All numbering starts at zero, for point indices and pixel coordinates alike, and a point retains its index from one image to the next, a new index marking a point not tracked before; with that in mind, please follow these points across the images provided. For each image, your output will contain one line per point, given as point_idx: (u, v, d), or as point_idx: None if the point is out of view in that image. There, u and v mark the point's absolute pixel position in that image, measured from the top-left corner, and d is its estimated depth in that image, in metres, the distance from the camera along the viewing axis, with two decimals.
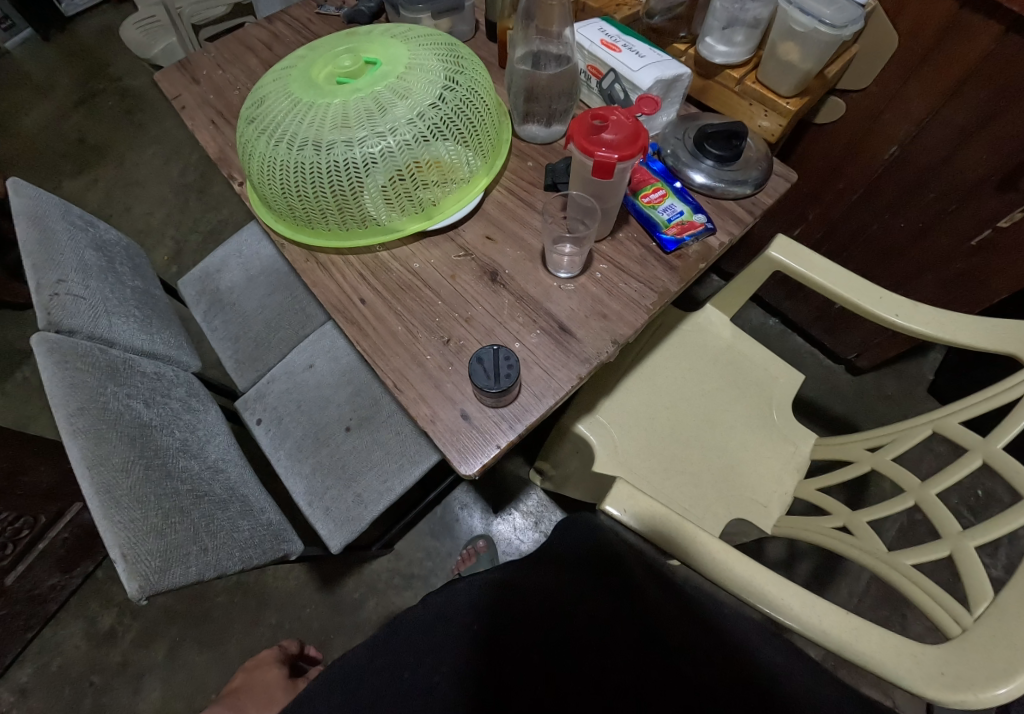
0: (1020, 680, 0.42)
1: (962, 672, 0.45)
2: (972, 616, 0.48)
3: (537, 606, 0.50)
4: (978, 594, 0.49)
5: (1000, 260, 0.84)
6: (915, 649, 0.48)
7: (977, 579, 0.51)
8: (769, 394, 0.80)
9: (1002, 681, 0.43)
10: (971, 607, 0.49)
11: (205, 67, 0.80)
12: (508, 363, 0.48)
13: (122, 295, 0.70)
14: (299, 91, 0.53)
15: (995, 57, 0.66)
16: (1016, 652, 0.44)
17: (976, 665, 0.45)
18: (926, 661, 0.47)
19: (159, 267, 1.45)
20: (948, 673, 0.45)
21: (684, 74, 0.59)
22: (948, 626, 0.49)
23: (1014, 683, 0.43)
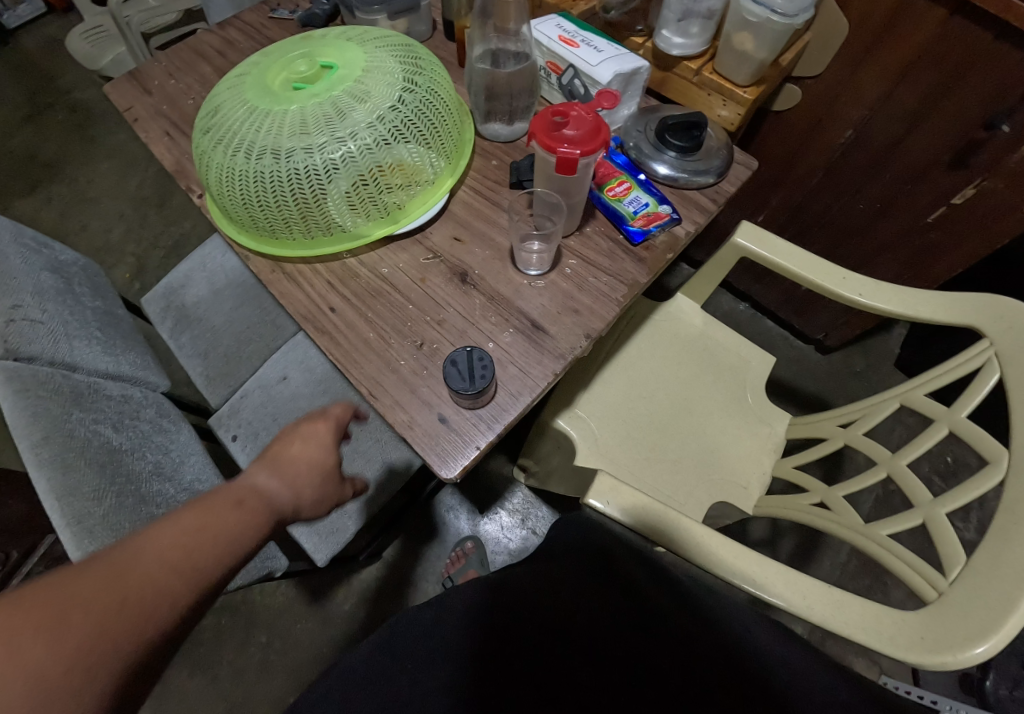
0: (994, 638, 0.44)
1: (940, 636, 0.47)
2: (946, 580, 0.50)
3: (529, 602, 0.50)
4: (951, 558, 0.51)
5: (955, 236, 0.87)
6: (895, 615, 0.50)
7: (950, 545, 0.52)
8: (743, 378, 0.81)
9: (979, 640, 0.45)
10: (945, 571, 0.51)
11: (157, 76, 0.77)
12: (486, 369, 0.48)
13: (83, 317, 0.67)
14: (254, 99, 0.52)
15: (942, 39, 0.68)
16: (990, 612, 0.45)
17: (952, 627, 0.46)
18: (907, 626, 0.49)
19: (121, 285, 1.41)
20: (928, 637, 0.47)
21: (642, 67, 0.60)
22: (925, 592, 0.51)
23: (990, 642, 0.44)
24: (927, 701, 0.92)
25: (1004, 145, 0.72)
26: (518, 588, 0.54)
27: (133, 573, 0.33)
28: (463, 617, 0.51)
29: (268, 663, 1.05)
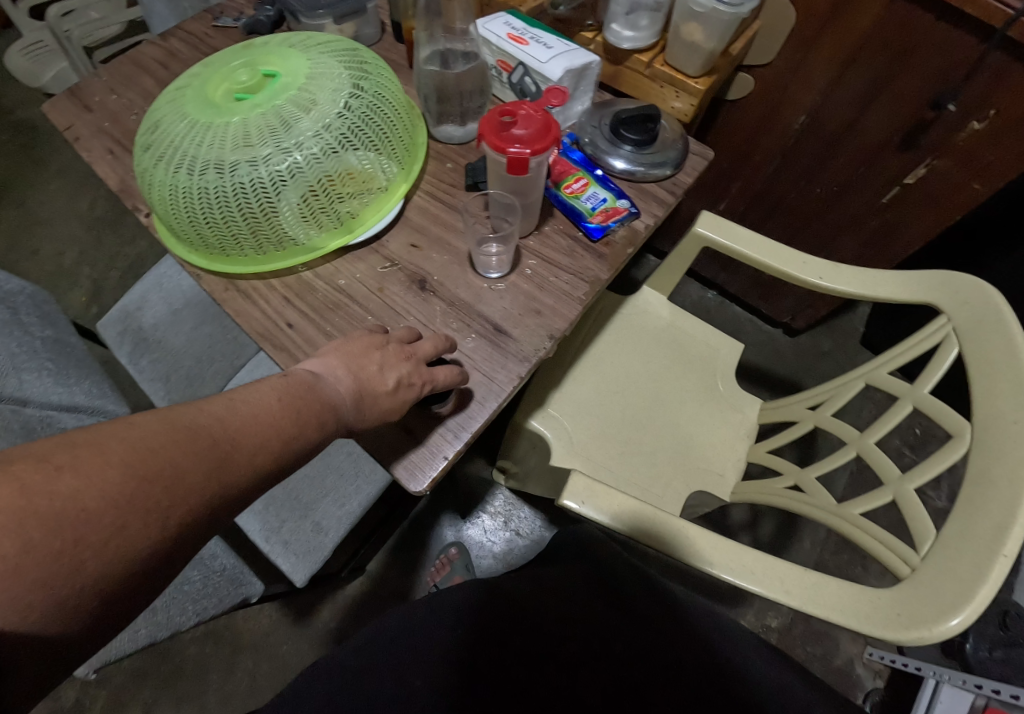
0: (968, 608, 0.45)
1: (915, 611, 0.48)
2: (919, 556, 0.51)
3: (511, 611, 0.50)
4: (922, 533, 0.52)
5: (909, 216, 0.88)
6: (871, 593, 0.51)
7: (921, 520, 0.53)
8: (713, 366, 0.82)
9: (953, 613, 0.45)
10: (917, 546, 0.52)
11: (97, 92, 0.74)
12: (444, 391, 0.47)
13: (32, 348, 0.64)
14: (194, 111, 0.50)
15: (886, 22, 0.70)
16: (961, 584, 0.46)
17: (926, 602, 0.47)
18: (882, 604, 0.50)
19: (77, 310, 1.36)
20: (903, 613, 0.48)
21: (593, 62, 0.59)
22: (898, 568, 0.52)
23: (963, 614, 0.45)
24: (911, 668, 0.95)
25: (950, 125, 0.73)
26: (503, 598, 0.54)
27: (230, 460, 0.32)
28: (448, 623, 0.51)
29: (256, 688, 1.02)
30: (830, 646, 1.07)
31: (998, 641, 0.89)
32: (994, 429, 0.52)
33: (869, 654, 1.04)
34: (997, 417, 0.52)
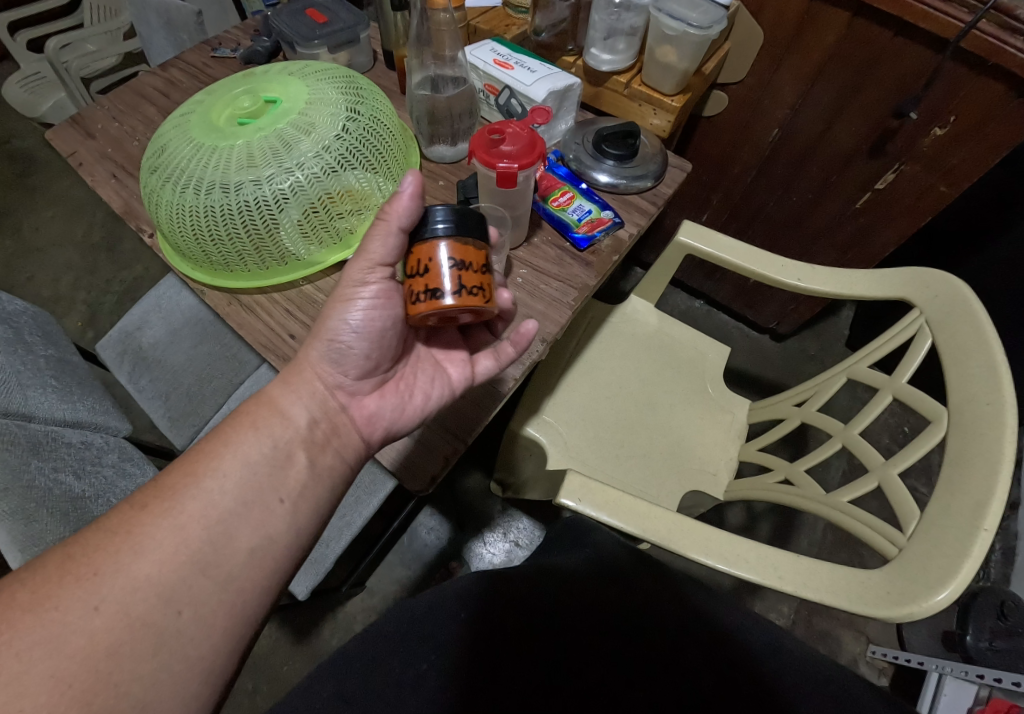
0: (953, 584, 0.47)
1: (904, 588, 0.50)
2: (905, 535, 0.54)
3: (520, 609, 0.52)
4: (907, 513, 0.55)
5: (882, 220, 0.93)
6: (862, 575, 0.53)
7: (905, 503, 0.56)
8: (702, 370, 0.85)
9: (941, 586, 0.47)
10: (903, 527, 0.55)
11: (100, 120, 0.77)
12: (461, 206, 0.45)
13: (36, 366, 0.65)
14: (199, 135, 0.53)
15: (848, 39, 0.75)
16: (947, 559, 0.48)
17: (915, 579, 0.50)
18: (873, 584, 0.52)
19: (73, 334, 1.37)
20: (893, 591, 0.50)
21: (574, 84, 0.63)
22: (887, 549, 0.54)
23: (950, 587, 0.47)
24: (913, 664, 0.96)
25: (914, 132, 0.78)
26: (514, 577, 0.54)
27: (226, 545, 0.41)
28: None
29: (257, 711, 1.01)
30: (833, 645, 1.08)
31: (997, 632, 0.90)
32: (970, 412, 0.55)
33: (871, 652, 1.04)
34: (971, 401, 0.55)
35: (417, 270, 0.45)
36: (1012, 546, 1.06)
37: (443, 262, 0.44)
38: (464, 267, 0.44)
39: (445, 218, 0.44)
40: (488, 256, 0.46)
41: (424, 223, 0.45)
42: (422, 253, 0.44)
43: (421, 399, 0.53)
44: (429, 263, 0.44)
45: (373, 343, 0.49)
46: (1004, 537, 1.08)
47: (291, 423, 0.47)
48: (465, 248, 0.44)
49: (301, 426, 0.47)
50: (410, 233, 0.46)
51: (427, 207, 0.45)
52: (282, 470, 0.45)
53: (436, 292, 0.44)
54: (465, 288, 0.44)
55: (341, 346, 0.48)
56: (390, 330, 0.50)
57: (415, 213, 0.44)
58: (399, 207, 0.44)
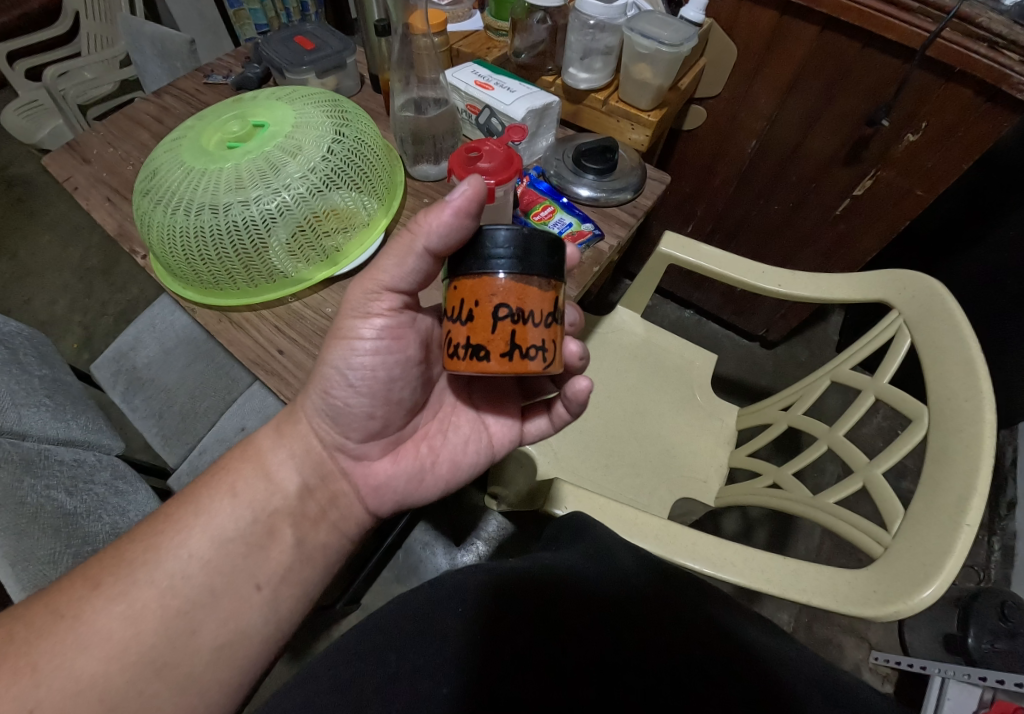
0: (937, 580, 0.47)
1: (890, 586, 0.50)
2: (890, 534, 0.54)
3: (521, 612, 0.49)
4: (892, 513, 0.56)
5: (862, 226, 0.94)
6: (849, 575, 0.54)
7: (890, 501, 0.57)
8: (690, 379, 0.86)
9: (926, 583, 0.48)
10: (888, 525, 0.56)
11: (95, 146, 0.79)
12: (524, 231, 0.37)
13: (30, 386, 0.66)
14: (189, 159, 0.55)
15: (819, 51, 0.78)
16: (930, 556, 0.49)
17: (901, 577, 0.50)
18: (860, 584, 0.52)
19: (69, 356, 1.38)
20: (880, 590, 0.51)
21: (553, 102, 0.66)
22: (873, 548, 0.55)
23: (935, 583, 0.47)
24: (916, 668, 0.94)
25: (888, 138, 0.80)
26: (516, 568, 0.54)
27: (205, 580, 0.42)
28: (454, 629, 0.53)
29: None
30: (836, 652, 1.06)
31: (999, 633, 0.90)
32: (948, 409, 0.55)
33: (874, 659, 1.03)
34: (949, 397, 0.55)
35: (459, 312, 0.38)
36: (1010, 546, 1.06)
37: (493, 313, 0.36)
38: (518, 323, 0.36)
39: (501, 257, 0.37)
40: (552, 303, 0.38)
41: (473, 251, 0.38)
42: (468, 293, 0.37)
43: (432, 457, 0.55)
44: (474, 310, 0.37)
45: (376, 396, 0.49)
46: (1002, 538, 1.08)
47: (282, 489, 0.49)
48: (524, 295, 0.37)
49: (290, 492, 0.49)
50: (453, 255, 0.39)
51: (469, 225, 0.38)
52: (266, 546, 0.46)
53: (479, 349, 0.37)
54: (516, 350, 0.36)
55: (342, 405, 0.49)
56: (393, 382, 0.50)
57: (450, 234, 0.38)
58: (428, 224, 0.39)
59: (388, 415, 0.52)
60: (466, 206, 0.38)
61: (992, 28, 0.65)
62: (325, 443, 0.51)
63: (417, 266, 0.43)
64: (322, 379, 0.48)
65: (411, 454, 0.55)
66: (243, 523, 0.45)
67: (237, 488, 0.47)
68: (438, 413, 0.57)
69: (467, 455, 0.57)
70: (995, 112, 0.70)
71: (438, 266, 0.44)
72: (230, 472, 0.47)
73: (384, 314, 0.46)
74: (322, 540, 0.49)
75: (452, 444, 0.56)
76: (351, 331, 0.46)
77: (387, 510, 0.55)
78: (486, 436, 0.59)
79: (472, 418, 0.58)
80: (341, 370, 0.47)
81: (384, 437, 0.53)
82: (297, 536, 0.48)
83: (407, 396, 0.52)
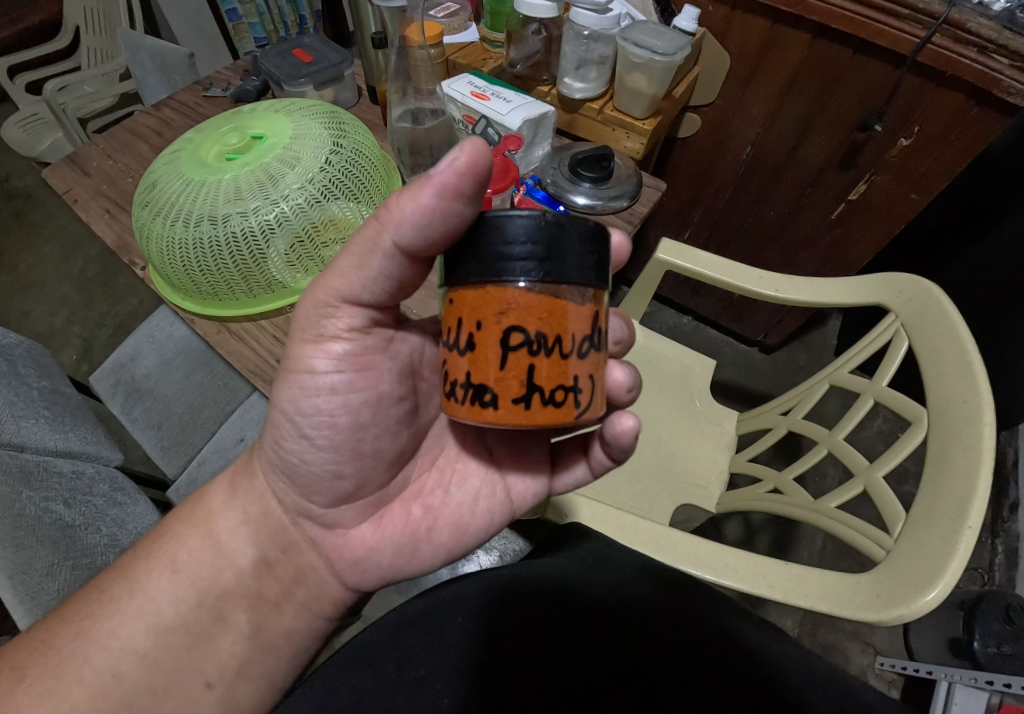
0: (941, 584, 0.47)
1: (893, 591, 0.50)
2: (892, 537, 0.54)
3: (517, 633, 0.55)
4: (894, 516, 0.55)
5: (858, 231, 0.95)
6: (851, 580, 0.54)
7: (891, 505, 0.57)
8: (689, 384, 0.87)
9: (929, 587, 0.47)
10: (890, 529, 0.55)
11: (94, 158, 0.80)
12: (543, 222, 0.29)
13: (29, 397, 0.66)
14: (188, 171, 0.55)
15: (811, 59, 0.79)
16: (933, 560, 0.48)
17: (904, 581, 0.49)
18: (862, 588, 0.52)
19: (68, 368, 1.38)
20: (882, 594, 0.50)
21: (548, 112, 0.67)
22: (875, 553, 0.55)
23: (938, 587, 0.47)
24: (922, 673, 0.94)
25: (882, 142, 0.81)
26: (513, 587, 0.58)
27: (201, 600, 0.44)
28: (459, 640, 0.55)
29: None
30: (841, 658, 1.05)
31: (1004, 636, 0.89)
32: (948, 411, 0.55)
33: (880, 664, 1.02)
34: (949, 399, 0.55)
35: (461, 336, 0.31)
36: (1013, 548, 1.06)
37: (503, 343, 0.29)
38: (536, 357, 0.29)
39: (517, 259, 0.29)
40: (581, 325, 0.30)
41: (474, 251, 0.30)
42: (469, 311, 0.30)
43: (427, 522, 0.48)
44: (478, 337, 0.30)
45: (341, 447, 0.43)
46: (1006, 540, 1.08)
47: (234, 562, 0.46)
48: (544, 319, 0.29)
49: (243, 568, 0.46)
50: (449, 250, 0.32)
51: (461, 208, 0.31)
52: (215, 633, 0.44)
53: (485, 388, 0.30)
54: (535, 394, 0.30)
55: (299, 460, 0.43)
56: (361, 430, 0.43)
57: (432, 218, 0.31)
58: (400, 209, 0.32)
59: (360, 472, 0.45)
60: (458, 185, 0.31)
61: (982, 33, 0.65)
62: (288, 508, 0.47)
63: (387, 269, 0.36)
64: (275, 429, 0.43)
65: (401, 519, 0.47)
66: (186, 606, 0.44)
67: (178, 562, 0.45)
68: (441, 469, 0.50)
69: (473, 516, 0.49)
70: (987, 115, 0.70)
71: (414, 270, 0.37)
72: (176, 541, 0.46)
73: (342, 342, 0.40)
74: (285, 624, 0.48)
75: (454, 503, 0.49)
76: (301, 370, 0.40)
77: (370, 584, 0.49)
78: (502, 492, 0.50)
79: (483, 475, 0.50)
80: (292, 418, 0.42)
81: (360, 499, 0.47)
82: (251, 618, 0.46)
83: (384, 446, 0.45)
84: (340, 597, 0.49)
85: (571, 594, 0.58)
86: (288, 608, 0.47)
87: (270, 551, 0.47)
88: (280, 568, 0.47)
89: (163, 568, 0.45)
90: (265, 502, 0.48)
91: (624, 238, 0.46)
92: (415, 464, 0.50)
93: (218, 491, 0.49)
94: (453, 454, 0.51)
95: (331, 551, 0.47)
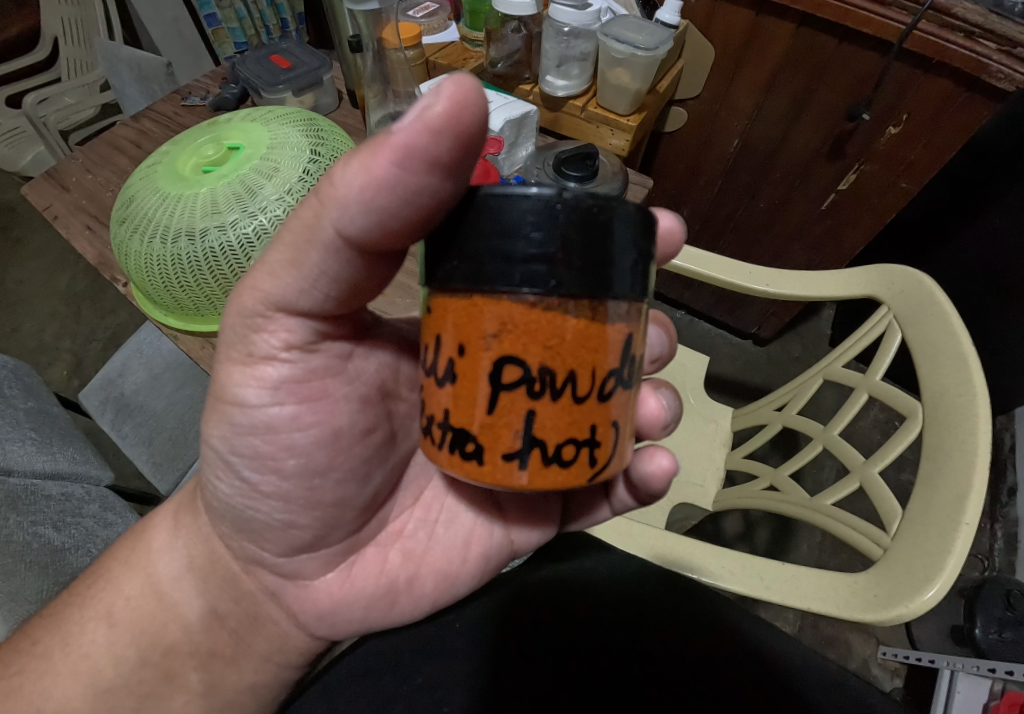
0: (940, 581, 0.46)
1: (889, 589, 0.49)
2: (889, 535, 0.53)
3: (524, 644, 0.56)
4: (890, 513, 0.55)
5: (850, 221, 0.94)
6: (849, 580, 0.53)
7: (887, 502, 0.56)
8: (681, 381, 0.86)
9: (929, 584, 0.46)
10: (887, 527, 0.55)
11: (74, 172, 0.79)
12: (556, 206, 0.25)
13: (15, 420, 0.65)
14: (165, 186, 0.54)
15: (798, 48, 0.77)
16: (930, 557, 0.47)
17: (903, 580, 0.49)
18: (860, 588, 0.52)
19: (59, 384, 1.37)
20: (879, 593, 0.50)
21: (531, 111, 0.66)
22: (872, 549, 0.54)
23: (937, 584, 0.46)
24: (924, 662, 0.93)
25: (870, 131, 0.80)
26: (523, 595, 0.59)
27: None
28: (466, 653, 0.56)
29: None
30: (844, 650, 1.05)
31: (1005, 622, 0.89)
32: (943, 404, 0.54)
33: (882, 655, 1.02)
34: (944, 393, 0.55)
35: (441, 361, 0.29)
36: (1012, 534, 1.06)
37: (495, 377, 0.27)
38: (534, 395, 0.26)
39: (516, 260, 0.25)
40: (595, 353, 0.27)
41: (464, 240, 0.26)
42: (456, 327, 0.28)
43: (408, 573, 0.45)
44: (465, 362, 0.27)
45: (291, 496, 0.40)
46: (1004, 526, 1.08)
47: (180, 615, 0.44)
48: (547, 347, 0.26)
49: (192, 621, 0.44)
50: (430, 234, 0.28)
51: (437, 185, 0.26)
52: (166, 692, 0.44)
53: (467, 427, 0.28)
54: (529, 440, 0.27)
55: (245, 506, 0.40)
56: (314, 476, 0.39)
57: (391, 197, 0.26)
58: (347, 186, 0.27)
59: (319, 522, 0.41)
60: (431, 153, 0.25)
61: (967, 17, 0.65)
62: (238, 556, 0.43)
63: (331, 266, 0.31)
64: (211, 468, 0.40)
65: (376, 571, 0.44)
66: (129, 665, 0.43)
67: (116, 614, 0.44)
68: (427, 506, 0.47)
69: (462, 562, 0.46)
70: (974, 101, 0.70)
71: (369, 269, 0.32)
72: (113, 590, 0.45)
73: (278, 364, 0.36)
74: (245, 679, 0.46)
75: (440, 547, 0.46)
76: (231, 402, 0.37)
77: (340, 637, 0.46)
78: (502, 538, 0.48)
79: (473, 518, 0.47)
80: (227, 458, 0.39)
81: (322, 550, 0.43)
82: (203, 677, 0.45)
83: (346, 492, 0.41)
84: (308, 648, 0.47)
85: (581, 597, 0.59)
86: (247, 664, 0.46)
87: (220, 602, 0.45)
88: (234, 619, 0.45)
89: (101, 619, 0.44)
90: (212, 545, 0.45)
91: (675, 222, 0.44)
92: (394, 504, 0.47)
93: (161, 528, 0.47)
94: (440, 489, 0.48)
95: (293, 603, 0.44)
